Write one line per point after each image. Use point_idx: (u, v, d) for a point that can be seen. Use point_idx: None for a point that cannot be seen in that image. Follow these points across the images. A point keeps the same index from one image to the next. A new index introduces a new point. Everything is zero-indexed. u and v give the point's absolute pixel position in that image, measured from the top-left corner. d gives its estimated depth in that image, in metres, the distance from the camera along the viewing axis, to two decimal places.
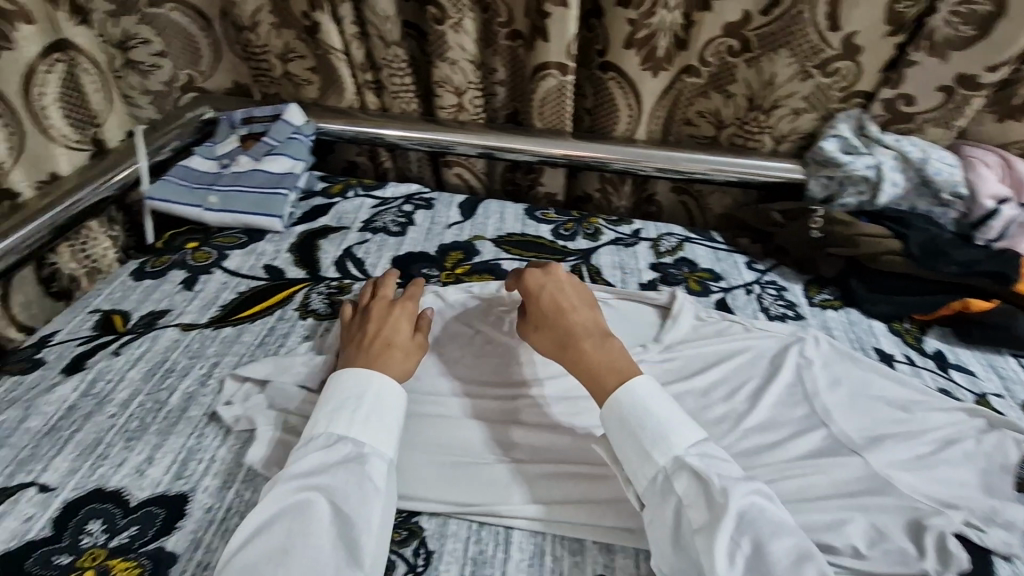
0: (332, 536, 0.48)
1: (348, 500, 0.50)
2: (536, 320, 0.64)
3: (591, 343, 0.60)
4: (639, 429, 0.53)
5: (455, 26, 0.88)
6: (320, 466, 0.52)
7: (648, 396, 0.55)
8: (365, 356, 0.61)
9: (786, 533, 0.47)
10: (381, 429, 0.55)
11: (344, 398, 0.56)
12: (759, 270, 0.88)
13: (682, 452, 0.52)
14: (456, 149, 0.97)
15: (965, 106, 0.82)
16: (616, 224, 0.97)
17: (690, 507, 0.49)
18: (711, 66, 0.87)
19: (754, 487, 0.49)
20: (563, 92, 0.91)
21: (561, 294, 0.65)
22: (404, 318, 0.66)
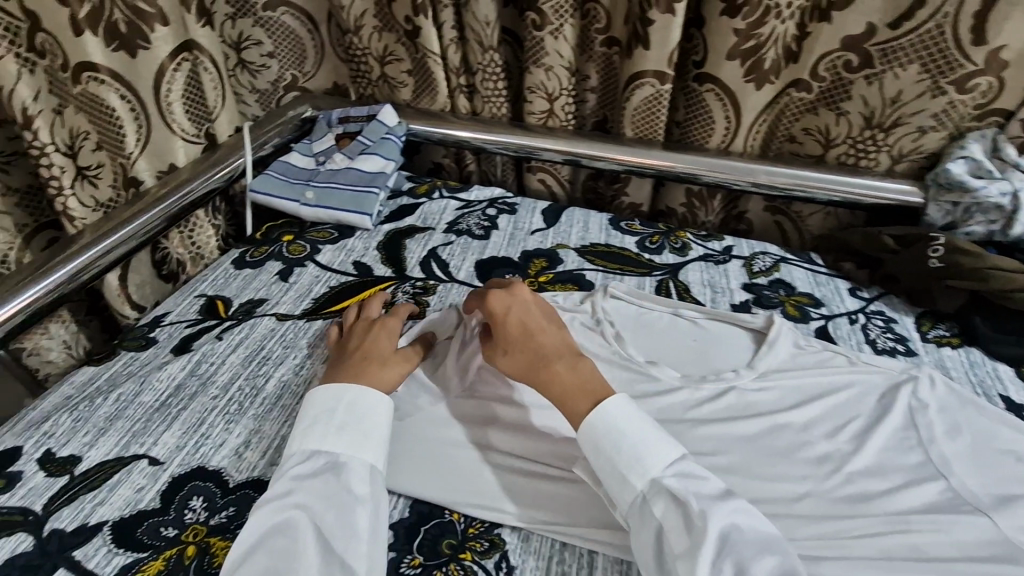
0: (320, 552, 0.47)
1: (329, 511, 0.50)
2: (504, 341, 0.61)
3: (563, 364, 0.58)
4: (610, 451, 0.52)
5: (554, 32, 0.87)
6: (296, 481, 0.52)
7: (620, 416, 0.53)
8: (348, 367, 0.62)
9: (772, 550, 0.45)
10: (348, 439, 0.55)
11: (319, 410, 0.57)
12: (864, 297, 0.82)
13: (656, 474, 0.50)
14: (540, 155, 0.96)
15: None
16: (705, 239, 0.93)
17: (668, 528, 0.48)
18: (825, 79, 0.82)
19: (739, 507, 0.48)
20: (659, 101, 0.88)
21: (528, 313, 0.63)
22: (387, 333, 0.66)
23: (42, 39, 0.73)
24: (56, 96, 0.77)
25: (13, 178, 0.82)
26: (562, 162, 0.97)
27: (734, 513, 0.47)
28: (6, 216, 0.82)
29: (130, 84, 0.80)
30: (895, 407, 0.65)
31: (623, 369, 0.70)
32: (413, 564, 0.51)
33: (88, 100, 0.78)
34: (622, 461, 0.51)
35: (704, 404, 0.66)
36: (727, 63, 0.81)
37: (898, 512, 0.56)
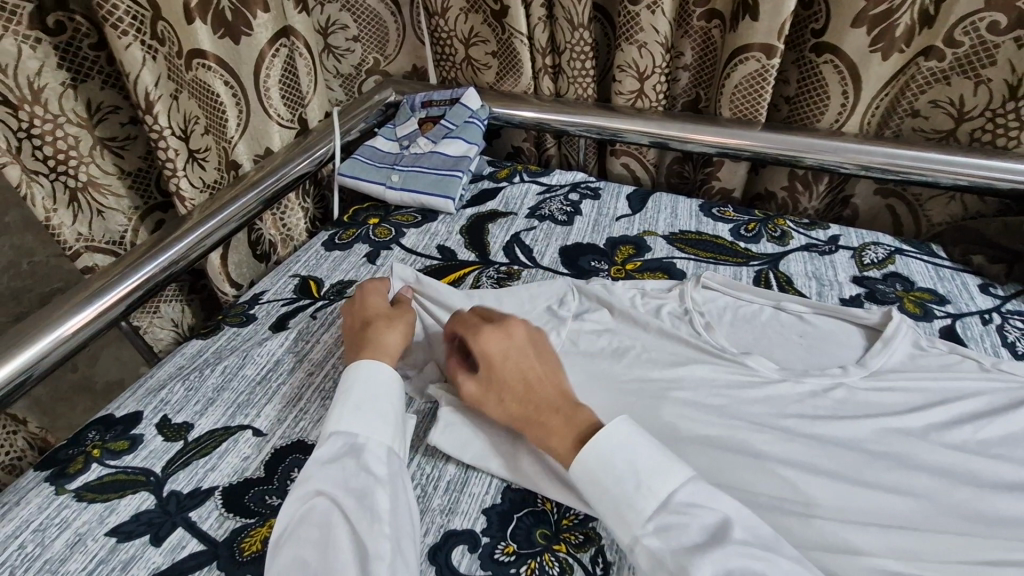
0: (348, 534, 0.47)
1: (348, 492, 0.49)
2: (496, 389, 0.56)
3: (562, 416, 0.53)
4: (598, 495, 0.48)
5: (651, 6, 0.83)
6: (315, 464, 0.51)
7: (597, 465, 0.49)
8: (357, 339, 0.63)
9: None
10: (366, 419, 0.54)
11: (342, 389, 0.56)
12: (998, 295, 0.73)
13: (637, 525, 0.46)
14: (625, 137, 0.92)
15: None
16: (808, 227, 0.86)
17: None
18: (959, 48, 0.74)
19: (734, 554, 0.41)
20: (766, 76, 0.82)
21: (520, 358, 0.56)
22: (381, 299, 0.67)
23: (162, 28, 0.76)
24: (174, 83, 0.79)
25: (127, 161, 0.87)
26: (650, 144, 0.92)
27: (727, 563, 0.41)
28: (122, 199, 0.88)
29: (233, 70, 0.84)
30: None
31: (715, 360, 0.65)
32: (507, 551, 0.51)
33: (199, 87, 0.82)
34: (610, 506, 0.47)
35: (812, 401, 0.60)
36: (850, 33, 0.74)
37: None
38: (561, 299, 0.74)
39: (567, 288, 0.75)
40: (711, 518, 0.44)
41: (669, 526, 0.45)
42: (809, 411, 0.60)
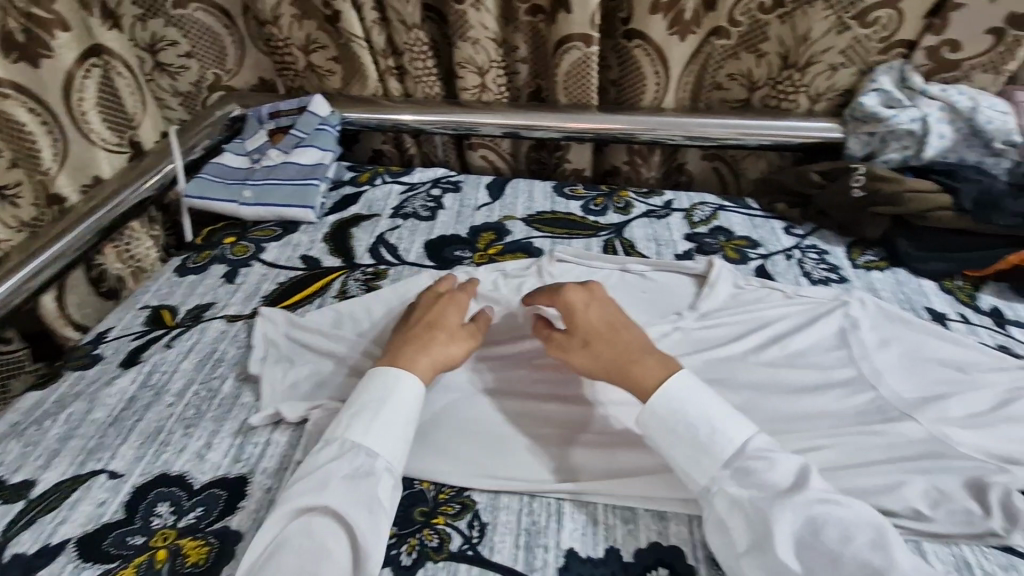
0: (343, 559, 0.47)
1: (358, 519, 0.49)
2: (584, 334, 0.61)
3: (651, 360, 0.57)
4: (672, 445, 0.52)
5: (475, 4, 0.87)
6: (333, 480, 0.51)
7: (678, 398, 0.53)
8: (411, 336, 0.62)
9: (856, 532, 0.45)
10: (391, 439, 0.54)
11: (381, 395, 0.56)
12: (798, 234, 0.85)
13: (716, 470, 0.50)
14: (481, 130, 0.97)
15: (1015, 49, 0.75)
16: (647, 196, 0.95)
17: (728, 522, 0.48)
18: (739, 27, 0.84)
19: (814, 497, 0.47)
20: (589, 63, 0.89)
21: (605, 309, 0.62)
22: (455, 308, 0.66)
23: None
24: None
25: None
26: (502, 135, 0.97)
27: (809, 508, 0.46)
28: None
29: (37, 96, 0.77)
30: (829, 329, 0.68)
31: None
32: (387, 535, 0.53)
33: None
34: (690, 452, 0.52)
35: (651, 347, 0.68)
36: (651, 19, 0.83)
37: (836, 425, 0.60)
38: (427, 293, 0.77)
39: (431, 281, 0.78)
40: (790, 462, 0.50)
41: (755, 472, 0.49)
42: None
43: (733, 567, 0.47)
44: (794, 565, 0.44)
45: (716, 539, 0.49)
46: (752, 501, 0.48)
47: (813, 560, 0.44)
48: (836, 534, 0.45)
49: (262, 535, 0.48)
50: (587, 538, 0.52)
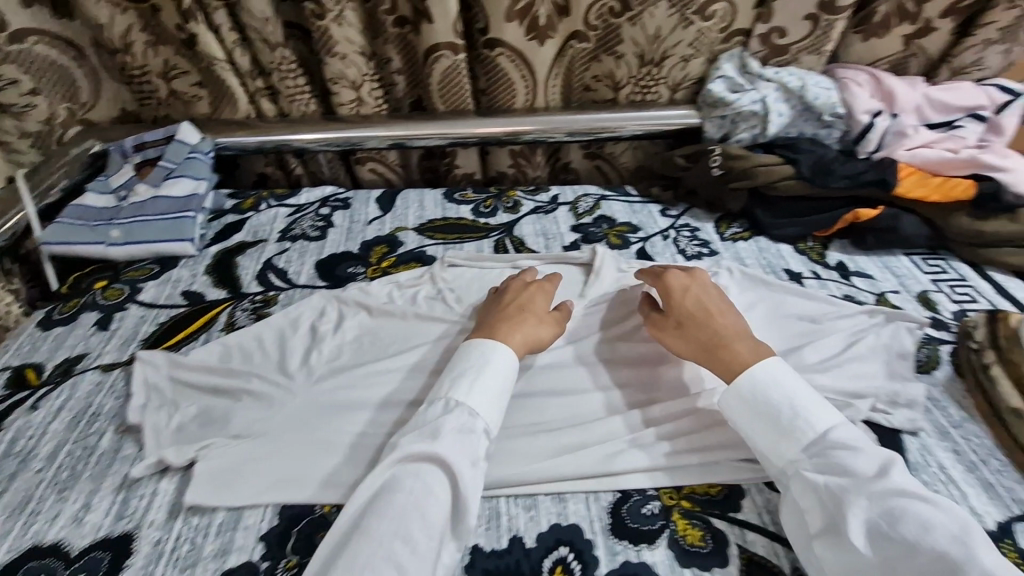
0: (446, 503, 0.49)
1: (466, 468, 0.51)
2: (676, 316, 0.64)
3: (742, 343, 0.59)
4: (753, 425, 0.54)
5: (336, 19, 0.87)
6: (441, 432, 0.53)
7: (767, 380, 0.55)
8: (501, 316, 0.67)
9: (934, 530, 0.43)
10: (493, 403, 0.57)
11: (482, 360, 0.59)
12: (673, 215, 0.91)
13: (796, 456, 0.51)
14: (366, 144, 0.96)
15: (830, 32, 0.84)
16: (534, 193, 0.99)
17: (805, 505, 0.49)
18: (595, 30, 0.89)
19: (890, 489, 0.46)
20: (459, 71, 0.92)
21: (704, 296, 0.65)
22: (542, 295, 0.71)
23: None
24: None
25: None
26: (389, 147, 0.98)
27: (885, 502, 0.45)
28: None
29: None
30: None
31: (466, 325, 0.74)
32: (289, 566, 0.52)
33: None
34: (769, 431, 0.53)
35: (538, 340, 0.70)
36: (506, 27, 0.86)
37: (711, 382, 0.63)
38: (320, 314, 0.75)
39: (323, 301, 0.77)
40: (874, 453, 0.49)
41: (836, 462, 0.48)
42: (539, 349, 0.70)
43: (805, 548, 0.48)
44: (863, 550, 0.44)
45: (792, 521, 0.50)
46: (831, 490, 0.48)
47: (886, 549, 0.44)
48: (915, 526, 0.43)
49: (369, 481, 0.51)
50: (489, 532, 0.54)
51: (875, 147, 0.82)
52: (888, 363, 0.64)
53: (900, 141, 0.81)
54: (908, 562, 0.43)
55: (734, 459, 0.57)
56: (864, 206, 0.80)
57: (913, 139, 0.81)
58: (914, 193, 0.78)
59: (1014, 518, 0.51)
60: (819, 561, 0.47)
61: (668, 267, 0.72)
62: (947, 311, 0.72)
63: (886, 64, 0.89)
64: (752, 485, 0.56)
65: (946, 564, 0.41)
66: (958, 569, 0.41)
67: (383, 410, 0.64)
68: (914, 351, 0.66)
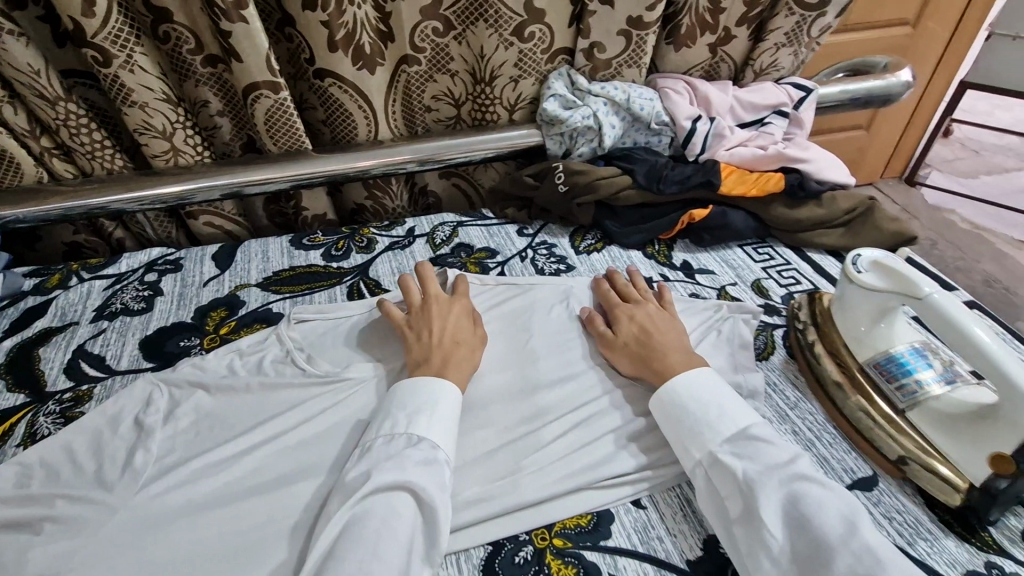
0: (414, 520, 0.50)
1: (433, 493, 0.51)
2: (620, 337, 0.67)
3: (677, 357, 0.62)
4: (678, 426, 0.56)
5: (125, 65, 0.76)
6: (402, 461, 0.52)
7: (703, 390, 0.57)
8: (439, 351, 0.64)
9: (830, 511, 0.47)
10: (453, 436, 0.56)
11: (434, 398, 0.58)
12: (530, 234, 0.91)
13: (714, 445, 0.53)
14: (197, 198, 0.86)
15: (643, 45, 0.88)
16: (388, 228, 0.95)
17: (723, 493, 0.51)
18: (424, 52, 0.86)
19: (795, 478, 0.49)
20: (286, 109, 0.84)
21: (649, 318, 0.68)
22: (464, 314, 0.70)
23: None
24: None
25: None
26: (225, 195, 0.88)
27: (792, 488, 0.49)
28: None
29: None
30: (559, 318, 0.73)
31: (323, 386, 0.67)
32: None
33: None
34: (687, 432, 0.55)
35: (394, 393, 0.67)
36: (335, 57, 0.79)
37: (573, 403, 0.64)
38: (145, 405, 0.65)
39: (146, 387, 0.67)
40: (785, 451, 0.52)
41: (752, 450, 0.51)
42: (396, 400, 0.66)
43: (725, 531, 0.51)
44: (773, 530, 0.47)
45: (710, 509, 0.52)
46: (747, 476, 0.50)
47: (791, 527, 0.47)
48: (813, 508, 0.47)
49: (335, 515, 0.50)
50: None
51: (700, 149, 0.87)
52: (732, 354, 0.67)
53: (720, 142, 0.87)
54: (812, 538, 0.46)
55: (601, 483, 0.57)
56: (697, 206, 0.85)
57: (731, 139, 0.87)
58: (735, 190, 0.84)
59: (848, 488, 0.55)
60: (736, 541, 0.49)
61: (620, 288, 0.75)
62: (777, 296, 0.78)
63: (699, 71, 0.95)
64: (619, 507, 0.56)
65: (847, 544, 0.45)
66: (844, 541, 0.45)
67: (226, 507, 0.57)
68: (753, 340, 0.70)
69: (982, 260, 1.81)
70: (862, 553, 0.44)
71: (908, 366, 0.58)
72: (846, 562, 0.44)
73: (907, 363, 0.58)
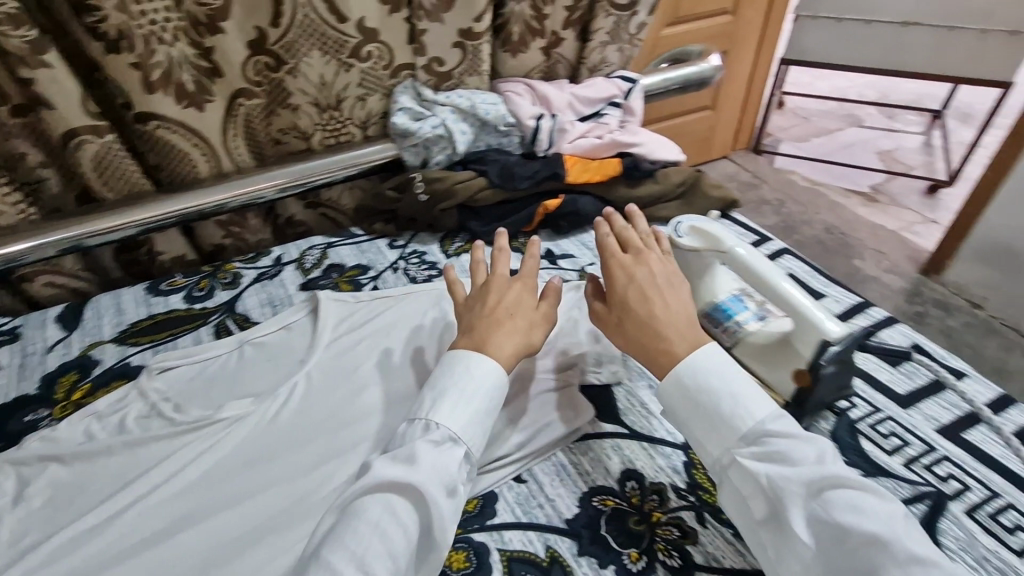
0: (409, 528, 0.48)
1: (440, 488, 0.49)
2: (615, 312, 0.60)
3: (679, 339, 0.55)
4: (687, 412, 0.53)
5: None
6: (413, 452, 0.51)
7: (716, 370, 0.52)
8: (486, 321, 0.60)
9: (869, 516, 0.43)
10: (480, 424, 0.54)
11: (473, 381, 0.55)
12: (400, 245, 0.93)
13: (733, 446, 0.50)
14: (29, 257, 0.79)
15: (479, 54, 0.93)
16: (254, 260, 0.92)
17: (745, 493, 0.49)
18: (260, 85, 0.85)
19: (826, 482, 0.46)
20: (115, 152, 0.80)
21: (648, 286, 0.59)
22: (527, 291, 0.64)
23: None
24: None
25: None
26: (60, 253, 0.81)
27: (826, 496, 0.45)
28: None
29: None
30: (433, 324, 0.77)
31: (197, 431, 0.65)
32: None
33: None
34: (706, 420, 0.51)
35: (271, 422, 0.66)
36: (153, 99, 0.77)
37: None
38: None
39: None
40: (814, 445, 0.48)
41: (777, 452, 0.47)
42: (271, 426, 0.65)
43: (753, 534, 0.49)
44: (801, 535, 0.45)
45: (735, 508, 0.50)
46: (774, 482, 0.47)
47: (823, 533, 0.45)
48: (848, 513, 0.44)
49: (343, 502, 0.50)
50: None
51: (548, 145, 0.93)
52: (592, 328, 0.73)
53: (563, 137, 0.94)
54: (847, 548, 0.43)
55: (483, 466, 0.59)
56: (550, 198, 0.91)
57: (572, 133, 0.94)
58: (581, 178, 0.91)
59: None
60: (767, 546, 0.48)
61: (625, 240, 0.64)
62: None
63: (538, 73, 1.02)
64: (502, 484, 0.59)
65: (888, 551, 0.42)
66: (884, 549, 0.42)
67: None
68: None
69: (821, 211, 2.07)
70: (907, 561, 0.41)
71: (729, 312, 0.65)
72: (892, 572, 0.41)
73: (728, 308, 0.66)
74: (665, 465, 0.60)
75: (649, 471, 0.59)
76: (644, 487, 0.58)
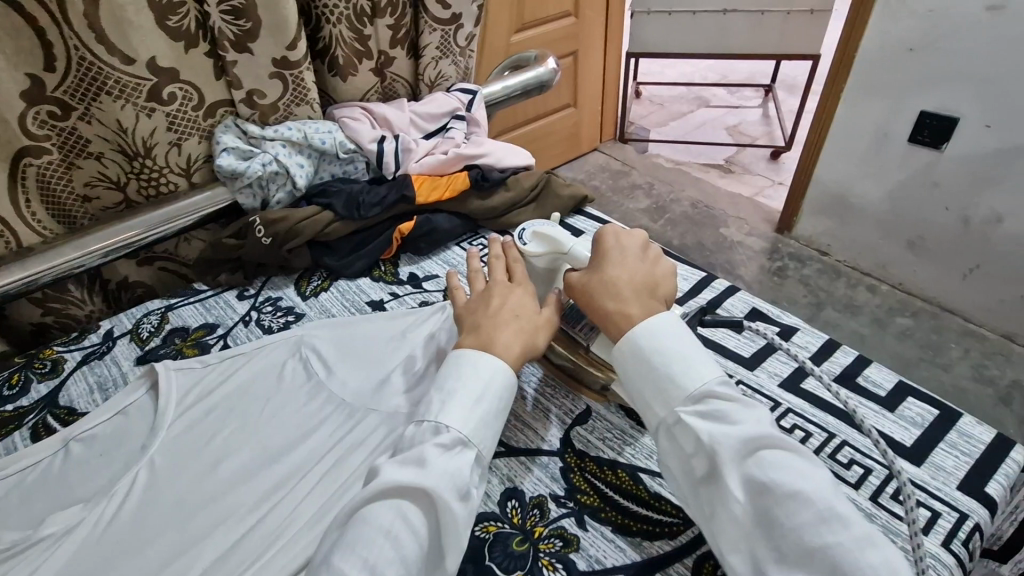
0: (421, 537, 0.44)
1: (455, 493, 0.46)
2: (584, 278, 0.58)
3: (636, 306, 0.54)
4: (636, 373, 0.51)
5: None
6: (421, 454, 0.47)
7: (674, 337, 0.51)
8: (491, 319, 0.57)
9: (799, 477, 0.43)
10: (491, 429, 0.50)
11: (482, 380, 0.51)
12: (251, 294, 0.86)
13: (680, 403, 0.49)
14: None
15: (303, 83, 0.87)
16: (77, 340, 0.81)
17: (689, 450, 0.48)
18: (48, 139, 0.75)
19: (760, 447, 0.45)
20: None
21: (623, 260, 0.57)
22: (528, 295, 0.61)
23: None
24: None
25: None
26: None
27: (762, 459, 0.44)
28: None
29: None
30: (292, 372, 0.71)
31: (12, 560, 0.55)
32: None
33: None
34: (651, 382, 0.50)
35: (108, 526, 0.57)
36: None
37: (315, 453, 0.63)
38: None
39: None
40: (756, 412, 0.48)
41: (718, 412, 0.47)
42: (107, 532, 0.57)
43: (692, 492, 0.48)
44: (734, 492, 0.44)
45: (678, 465, 0.49)
46: (711, 440, 0.46)
47: (753, 492, 0.44)
48: (778, 474, 0.43)
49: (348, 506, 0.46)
50: None
51: (396, 166, 0.91)
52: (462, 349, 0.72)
53: (409, 156, 0.91)
54: (773, 504, 0.43)
55: None
56: (403, 221, 0.89)
57: (417, 151, 0.92)
58: (432, 197, 0.90)
59: (570, 427, 0.64)
60: (706, 505, 0.47)
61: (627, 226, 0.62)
62: None
63: (375, 94, 0.99)
64: None
65: (812, 508, 0.42)
66: (810, 505, 0.42)
67: None
68: None
69: (686, 188, 2.22)
70: (828, 515, 0.41)
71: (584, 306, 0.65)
72: (812, 526, 0.41)
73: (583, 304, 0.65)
74: (542, 475, 0.60)
75: (529, 486, 0.59)
76: (525, 503, 0.57)
